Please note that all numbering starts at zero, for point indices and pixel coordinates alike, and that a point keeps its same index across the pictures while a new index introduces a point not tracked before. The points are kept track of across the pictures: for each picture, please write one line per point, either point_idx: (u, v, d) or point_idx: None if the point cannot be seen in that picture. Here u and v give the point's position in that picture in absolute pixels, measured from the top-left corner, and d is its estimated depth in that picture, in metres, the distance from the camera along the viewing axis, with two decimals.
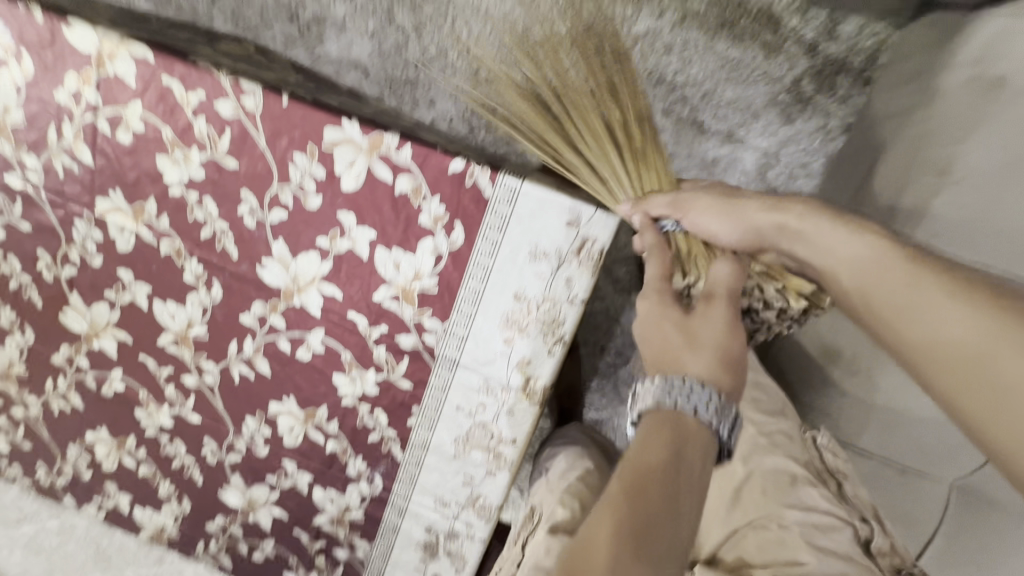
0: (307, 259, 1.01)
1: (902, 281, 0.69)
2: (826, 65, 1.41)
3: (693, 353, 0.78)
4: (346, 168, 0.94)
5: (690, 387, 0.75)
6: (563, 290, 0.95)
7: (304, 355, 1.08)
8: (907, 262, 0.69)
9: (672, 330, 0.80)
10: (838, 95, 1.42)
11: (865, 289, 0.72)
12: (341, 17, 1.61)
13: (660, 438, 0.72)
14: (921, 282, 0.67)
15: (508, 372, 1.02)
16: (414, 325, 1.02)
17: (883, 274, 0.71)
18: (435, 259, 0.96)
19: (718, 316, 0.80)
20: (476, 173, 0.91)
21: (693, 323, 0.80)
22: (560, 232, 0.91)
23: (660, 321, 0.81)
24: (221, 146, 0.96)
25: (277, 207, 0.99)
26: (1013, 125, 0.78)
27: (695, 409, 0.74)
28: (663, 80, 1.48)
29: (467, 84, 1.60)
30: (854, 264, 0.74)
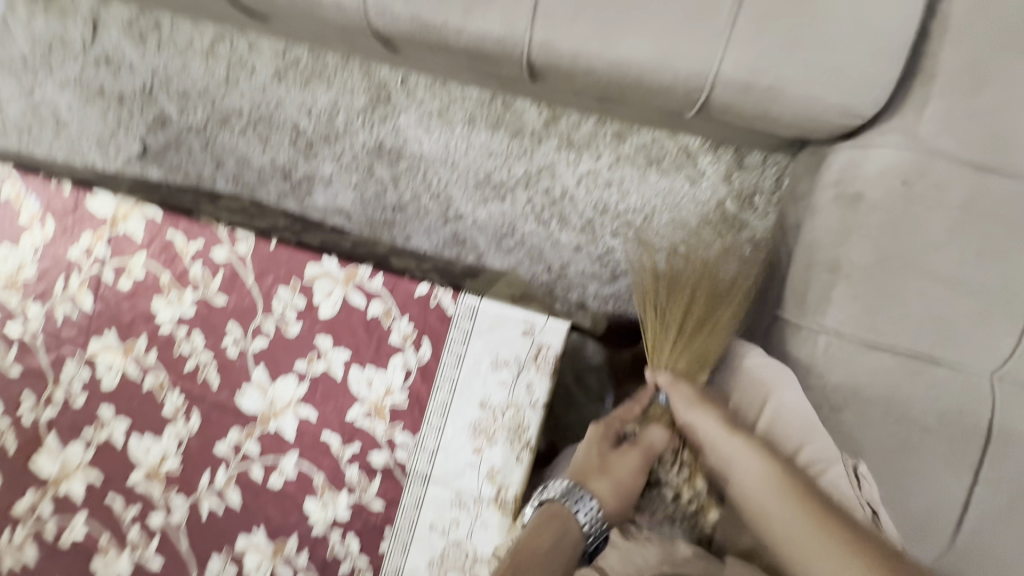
0: (284, 383, 1.08)
1: (796, 516, 0.80)
2: (742, 189, 1.66)
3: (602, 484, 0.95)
4: (325, 297, 1.06)
5: (583, 496, 0.93)
6: (525, 395, 1.01)
7: (276, 482, 1.09)
8: (795, 499, 0.82)
9: (594, 461, 0.98)
10: (758, 212, 1.65)
11: (765, 510, 0.84)
12: (329, 174, 1.88)
13: (546, 529, 0.90)
14: (808, 522, 0.79)
15: (479, 483, 1.03)
16: (386, 441, 1.05)
17: (782, 507, 0.82)
18: (405, 374, 1.04)
19: (630, 462, 0.98)
20: (439, 294, 1.03)
21: (609, 460, 0.98)
22: (518, 341, 1.01)
23: (589, 458, 0.99)
24: (213, 285, 1.09)
25: (259, 336, 1.08)
26: (876, 231, 0.97)
27: (581, 512, 0.92)
28: (607, 208, 1.72)
29: (439, 221, 1.82)
30: (763, 489, 0.85)
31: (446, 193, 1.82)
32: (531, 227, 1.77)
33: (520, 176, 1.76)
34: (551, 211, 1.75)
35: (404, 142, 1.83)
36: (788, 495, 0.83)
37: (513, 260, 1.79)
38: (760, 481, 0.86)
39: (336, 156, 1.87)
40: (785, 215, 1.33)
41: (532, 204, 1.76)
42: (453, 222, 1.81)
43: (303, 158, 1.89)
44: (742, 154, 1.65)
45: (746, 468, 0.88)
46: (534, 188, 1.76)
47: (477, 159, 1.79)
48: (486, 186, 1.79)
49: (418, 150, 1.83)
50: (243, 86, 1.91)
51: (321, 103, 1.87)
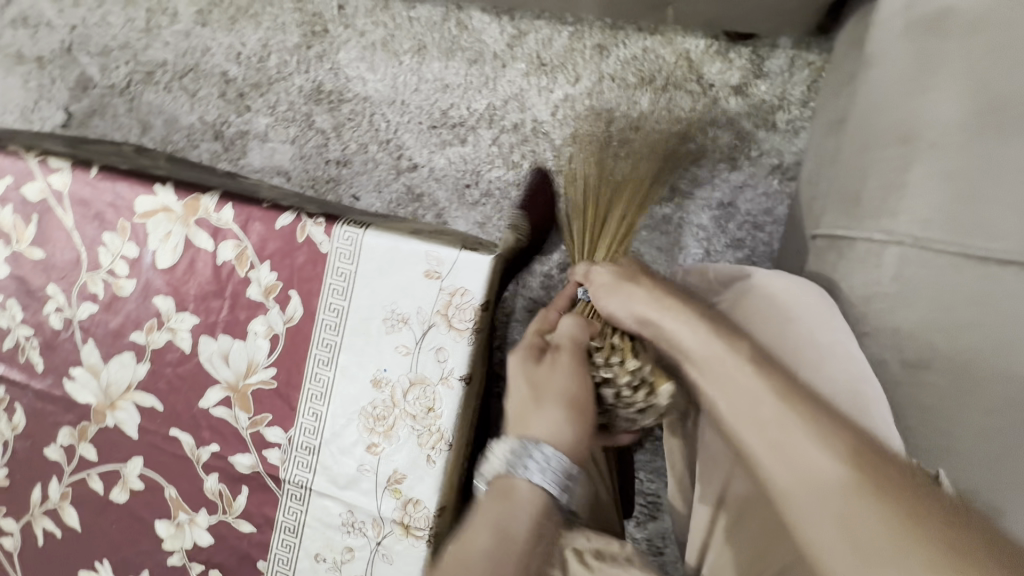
0: (120, 362, 0.79)
1: (837, 500, 0.47)
2: (766, 102, 1.27)
3: (534, 414, 0.67)
4: (161, 241, 0.76)
5: (531, 448, 0.64)
6: (434, 366, 0.68)
7: (120, 497, 0.80)
8: (859, 476, 0.47)
9: (523, 383, 0.69)
10: (787, 131, 1.26)
11: (784, 489, 0.50)
12: (264, 128, 1.59)
13: (488, 518, 0.63)
14: (843, 499, 0.47)
15: (378, 496, 0.71)
16: (251, 439, 0.75)
17: (817, 483, 0.48)
18: (271, 342, 0.73)
19: (555, 382, 0.68)
20: (308, 226, 0.72)
21: (538, 378, 0.69)
22: (419, 287, 0.69)
23: (517, 385, 0.70)
24: (27, 235, 0.81)
25: (87, 300, 0.80)
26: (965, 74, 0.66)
27: (529, 468, 0.63)
28: None
29: (390, 174, 1.50)
30: (810, 454, 0.49)
31: (396, 140, 1.49)
32: (499, 173, 1.42)
33: (482, 111, 1.42)
34: (522, 151, 1.40)
35: (345, 83, 1.53)
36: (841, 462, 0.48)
37: (480, 216, 1.43)
38: (778, 448, 0.51)
39: (271, 106, 1.58)
40: (822, 111, 0.95)
41: (498, 143, 1.42)
42: (407, 173, 1.49)
43: (235, 112, 1.60)
44: (761, 58, 1.27)
45: (766, 422, 0.52)
46: (499, 124, 1.42)
47: (431, 95, 1.47)
48: (443, 126, 1.46)
49: (361, 91, 1.52)
50: (166, 35, 1.65)
51: (251, 45, 1.59)
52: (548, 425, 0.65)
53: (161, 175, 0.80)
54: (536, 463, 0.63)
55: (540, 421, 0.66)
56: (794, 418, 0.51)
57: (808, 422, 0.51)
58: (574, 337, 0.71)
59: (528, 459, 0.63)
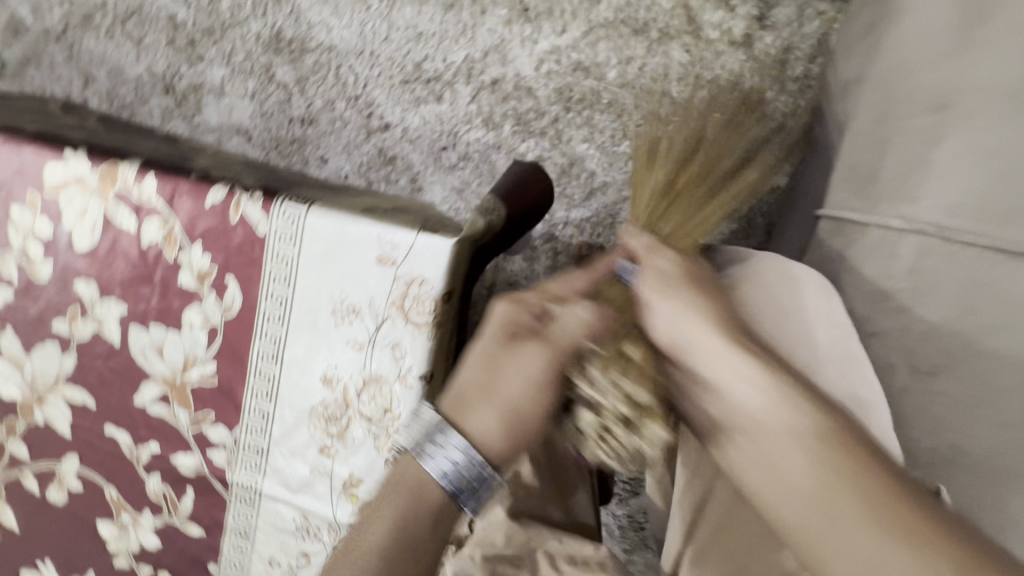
0: (44, 354, 0.71)
1: (795, 470, 0.41)
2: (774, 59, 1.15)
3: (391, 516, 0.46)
4: (77, 217, 0.66)
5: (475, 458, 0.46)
6: (390, 365, 0.61)
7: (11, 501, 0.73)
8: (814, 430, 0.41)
9: (471, 370, 0.49)
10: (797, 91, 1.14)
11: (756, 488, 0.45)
12: (220, 81, 1.44)
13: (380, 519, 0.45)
14: (792, 440, 0.42)
15: (332, 502, 0.65)
16: (194, 438, 0.68)
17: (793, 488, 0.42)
18: (208, 335, 0.65)
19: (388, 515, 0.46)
20: (243, 202, 0.62)
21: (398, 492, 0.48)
22: (371, 276, 0.60)
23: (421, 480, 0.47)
24: None
25: (1, 285, 0.70)
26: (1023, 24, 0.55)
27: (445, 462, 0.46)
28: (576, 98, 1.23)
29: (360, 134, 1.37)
30: (718, 411, 0.46)
31: (366, 96, 1.36)
32: (478, 135, 1.30)
33: (459, 64, 1.28)
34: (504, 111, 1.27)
35: (308, 30, 1.37)
36: (804, 434, 0.42)
37: (458, 181, 1.33)
38: (745, 426, 0.45)
39: (226, 56, 1.42)
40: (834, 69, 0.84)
41: (477, 101, 1.28)
42: (379, 135, 1.36)
43: (186, 62, 1.44)
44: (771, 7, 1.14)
45: (690, 373, 0.48)
46: (478, 79, 1.28)
47: (402, 45, 1.31)
48: (416, 81, 1.32)
49: (326, 40, 1.36)
50: None
51: None
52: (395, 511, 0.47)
53: (74, 138, 0.69)
54: (450, 445, 0.46)
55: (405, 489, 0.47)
56: (763, 390, 0.43)
57: (790, 405, 0.43)
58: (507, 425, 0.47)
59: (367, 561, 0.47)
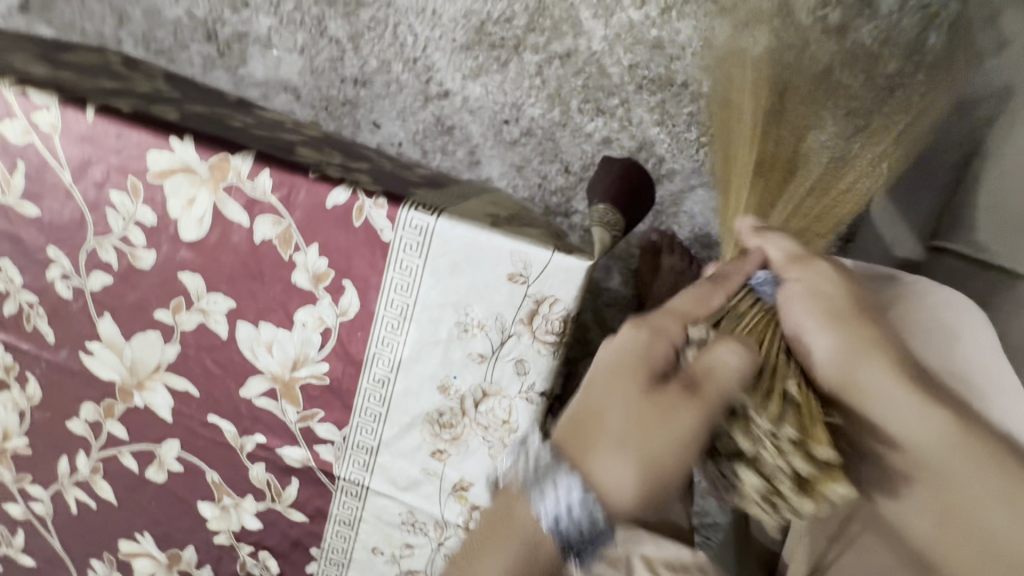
0: (145, 341, 0.70)
1: (936, 455, 0.47)
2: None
3: (617, 391, 0.45)
4: (184, 208, 0.64)
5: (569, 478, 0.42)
6: (513, 380, 0.61)
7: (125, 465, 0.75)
8: (864, 344, 0.48)
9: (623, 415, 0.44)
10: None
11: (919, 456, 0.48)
12: (267, 30, 1.05)
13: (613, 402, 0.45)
14: (883, 379, 0.47)
15: (441, 501, 0.67)
16: (301, 432, 0.69)
17: (917, 422, 0.47)
18: (322, 336, 0.65)
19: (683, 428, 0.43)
20: (366, 206, 0.60)
21: (595, 393, 0.45)
22: (500, 293, 0.59)
23: (604, 400, 0.45)
24: (15, 185, 0.67)
25: (98, 269, 0.68)
26: None
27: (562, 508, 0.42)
28: None
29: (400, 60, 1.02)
30: (880, 413, 0.48)
31: None
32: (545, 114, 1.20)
33: None
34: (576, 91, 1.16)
35: None
36: (885, 377, 0.48)
37: None
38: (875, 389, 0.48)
39: None
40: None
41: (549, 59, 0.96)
42: (434, 155, 1.05)
43: None
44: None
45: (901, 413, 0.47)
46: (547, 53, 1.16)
47: None
48: None
49: None
50: None
51: None
52: (607, 466, 0.42)
53: (168, 119, 0.64)
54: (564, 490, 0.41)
55: (806, 307, 0.51)
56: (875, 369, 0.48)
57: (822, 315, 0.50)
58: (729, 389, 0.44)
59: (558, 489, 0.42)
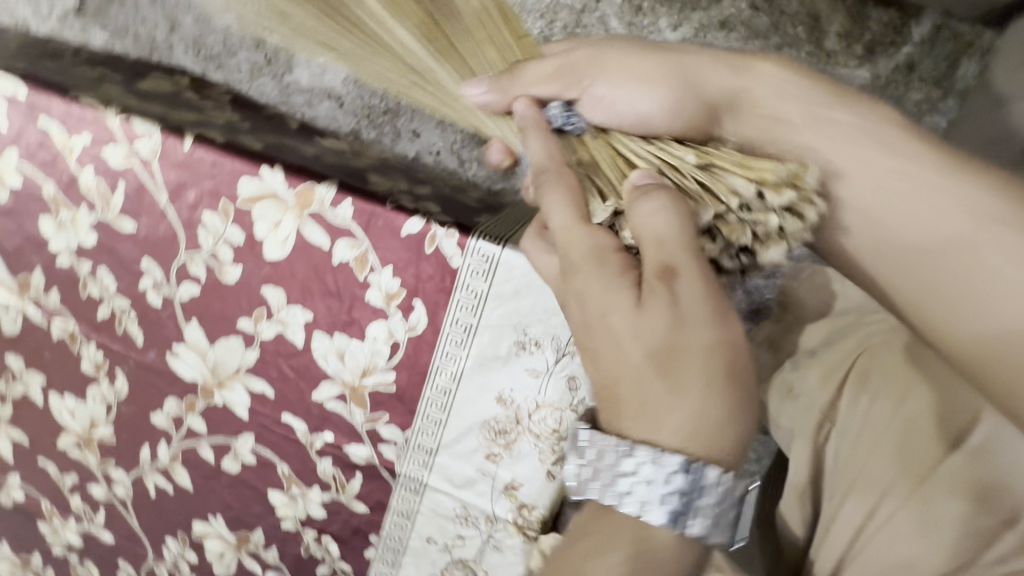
0: (227, 347, 0.77)
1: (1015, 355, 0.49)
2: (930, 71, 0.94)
3: (599, 279, 0.47)
4: (270, 230, 0.70)
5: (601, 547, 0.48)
6: (563, 394, 0.68)
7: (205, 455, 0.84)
8: (1007, 205, 0.51)
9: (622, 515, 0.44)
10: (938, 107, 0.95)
11: (948, 293, 0.53)
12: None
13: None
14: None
15: (493, 498, 0.75)
16: (367, 433, 0.76)
17: (981, 210, 0.52)
18: (391, 348, 0.71)
19: (693, 368, 0.42)
20: (438, 235, 0.66)
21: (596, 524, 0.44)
22: (557, 316, 0.66)
23: (606, 304, 0.46)
24: (114, 203, 0.75)
25: (188, 281, 0.76)
26: None
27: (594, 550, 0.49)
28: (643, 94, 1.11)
29: None
30: (989, 253, 0.51)
31: None
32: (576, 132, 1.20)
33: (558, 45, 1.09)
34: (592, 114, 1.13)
35: None
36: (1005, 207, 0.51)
37: None
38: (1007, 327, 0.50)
39: None
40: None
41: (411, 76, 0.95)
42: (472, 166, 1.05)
43: None
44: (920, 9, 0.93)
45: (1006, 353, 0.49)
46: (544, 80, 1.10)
47: None
48: None
49: None
50: None
51: None
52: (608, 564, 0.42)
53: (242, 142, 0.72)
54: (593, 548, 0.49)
55: (937, 187, 0.54)
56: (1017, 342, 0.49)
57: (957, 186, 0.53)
58: (663, 242, 0.46)
59: (640, 478, 0.42)
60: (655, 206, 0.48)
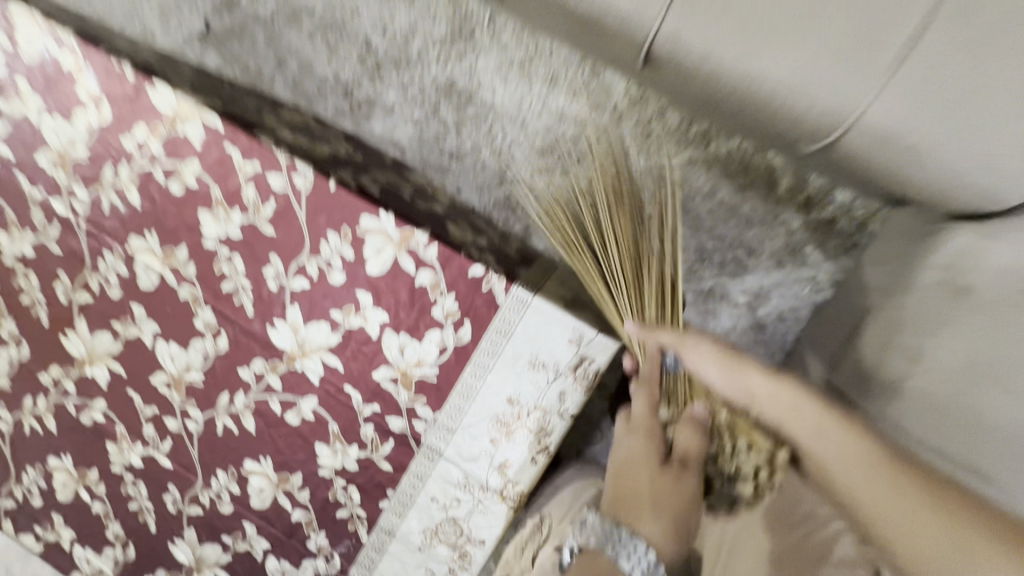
0: (317, 328, 1.06)
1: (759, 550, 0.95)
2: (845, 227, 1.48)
3: (642, 446, 0.94)
4: (374, 253, 1.01)
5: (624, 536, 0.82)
6: (555, 402, 1.00)
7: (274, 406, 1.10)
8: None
9: (645, 478, 0.90)
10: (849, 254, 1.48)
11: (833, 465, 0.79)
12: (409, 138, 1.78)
13: None
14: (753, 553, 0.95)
15: (488, 472, 1.04)
16: (406, 409, 1.05)
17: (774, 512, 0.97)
18: (440, 351, 1.01)
19: (687, 491, 0.90)
20: (492, 280, 0.97)
21: (589, 565, 0.83)
22: (561, 347, 0.98)
23: (636, 464, 0.93)
24: (263, 213, 1.05)
25: (301, 276, 1.05)
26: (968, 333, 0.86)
27: (625, 557, 0.80)
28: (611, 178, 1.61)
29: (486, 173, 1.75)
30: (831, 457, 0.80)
31: (508, 154, 1.70)
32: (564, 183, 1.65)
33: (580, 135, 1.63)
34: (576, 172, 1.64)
35: (477, 87, 1.70)
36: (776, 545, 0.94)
37: None
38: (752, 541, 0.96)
39: (404, 85, 1.75)
40: (948, 152, 0.85)
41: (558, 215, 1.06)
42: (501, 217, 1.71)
43: (368, 79, 1.77)
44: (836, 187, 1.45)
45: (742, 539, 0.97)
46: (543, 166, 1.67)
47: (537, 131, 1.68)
48: (550, 154, 1.67)
49: (489, 99, 1.69)
50: None
51: (398, 21, 1.73)
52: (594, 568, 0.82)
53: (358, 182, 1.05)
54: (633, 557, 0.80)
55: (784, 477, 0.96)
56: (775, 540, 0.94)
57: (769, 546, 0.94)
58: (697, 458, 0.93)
59: (625, 549, 0.81)
60: (690, 436, 0.94)
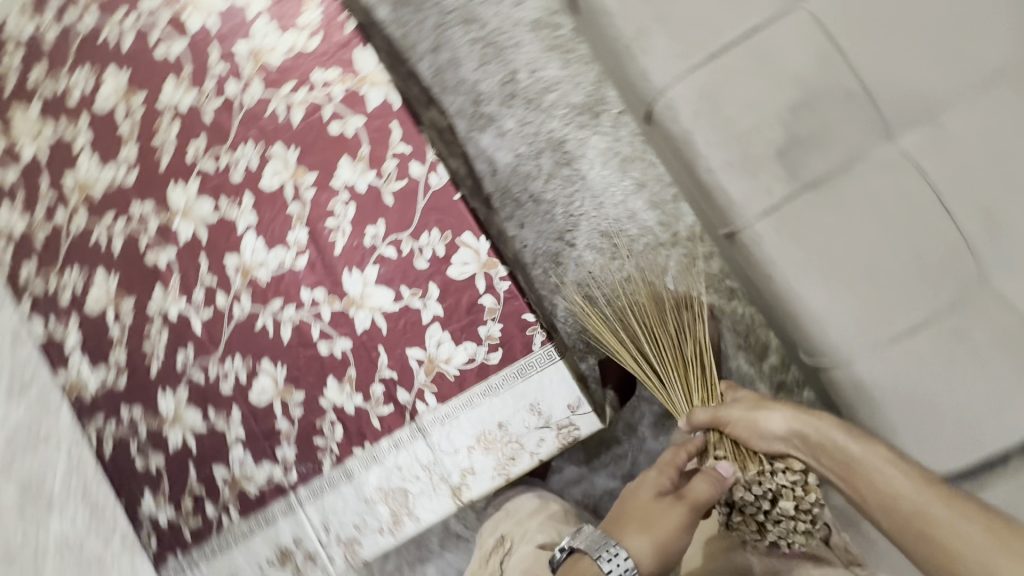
0: (382, 293, 1.25)
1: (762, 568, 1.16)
2: None
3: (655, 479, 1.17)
4: (460, 263, 1.21)
5: (613, 546, 1.04)
6: (532, 443, 1.22)
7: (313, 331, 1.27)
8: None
9: (649, 496, 1.13)
10: None
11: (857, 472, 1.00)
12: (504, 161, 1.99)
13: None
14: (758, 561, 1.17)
15: (453, 469, 1.24)
16: (417, 389, 1.23)
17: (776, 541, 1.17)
18: (468, 360, 1.21)
19: (677, 518, 1.08)
20: (536, 330, 1.19)
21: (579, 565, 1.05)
22: (560, 405, 1.20)
23: (642, 491, 1.15)
24: (392, 185, 1.24)
25: (393, 247, 1.24)
26: None
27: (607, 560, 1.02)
28: None
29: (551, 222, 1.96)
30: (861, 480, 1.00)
31: (576, 220, 1.92)
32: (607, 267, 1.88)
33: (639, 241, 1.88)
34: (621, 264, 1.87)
35: (580, 155, 1.94)
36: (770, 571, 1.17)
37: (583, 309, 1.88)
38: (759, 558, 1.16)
39: (522, 121, 1.98)
40: (898, 421, 1.09)
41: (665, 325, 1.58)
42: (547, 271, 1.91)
43: (498, 100, 1.99)
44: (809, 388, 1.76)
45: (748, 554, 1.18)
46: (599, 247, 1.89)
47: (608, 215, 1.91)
48: (608, 239, 1.89)
49: (584, 171, 1.93)
50: (503, 9, 2.00)
51: (549, 71, 1.97)
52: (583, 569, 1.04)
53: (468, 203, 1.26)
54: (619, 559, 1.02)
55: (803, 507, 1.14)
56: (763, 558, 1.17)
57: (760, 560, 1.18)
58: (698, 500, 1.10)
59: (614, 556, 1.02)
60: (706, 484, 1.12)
